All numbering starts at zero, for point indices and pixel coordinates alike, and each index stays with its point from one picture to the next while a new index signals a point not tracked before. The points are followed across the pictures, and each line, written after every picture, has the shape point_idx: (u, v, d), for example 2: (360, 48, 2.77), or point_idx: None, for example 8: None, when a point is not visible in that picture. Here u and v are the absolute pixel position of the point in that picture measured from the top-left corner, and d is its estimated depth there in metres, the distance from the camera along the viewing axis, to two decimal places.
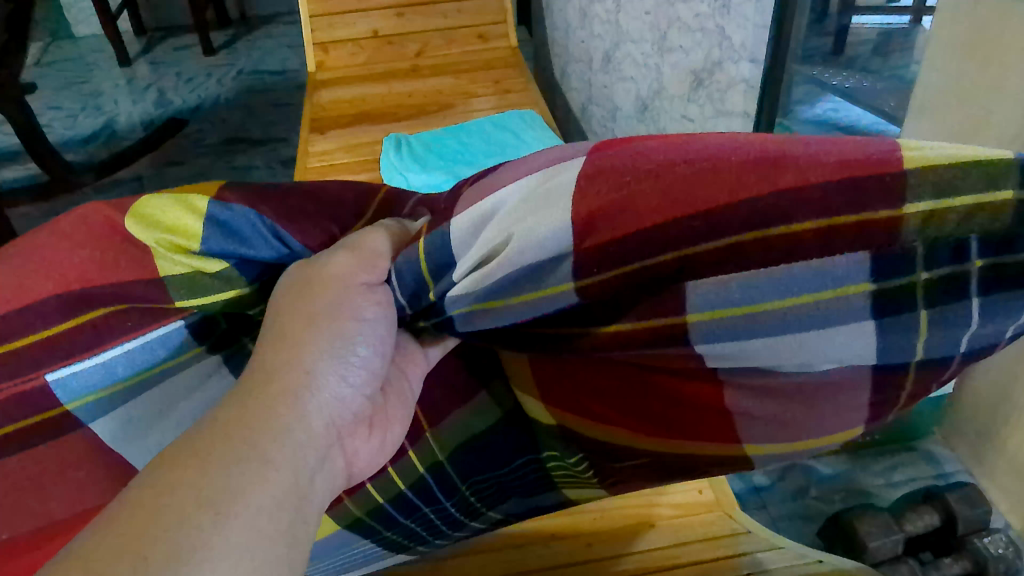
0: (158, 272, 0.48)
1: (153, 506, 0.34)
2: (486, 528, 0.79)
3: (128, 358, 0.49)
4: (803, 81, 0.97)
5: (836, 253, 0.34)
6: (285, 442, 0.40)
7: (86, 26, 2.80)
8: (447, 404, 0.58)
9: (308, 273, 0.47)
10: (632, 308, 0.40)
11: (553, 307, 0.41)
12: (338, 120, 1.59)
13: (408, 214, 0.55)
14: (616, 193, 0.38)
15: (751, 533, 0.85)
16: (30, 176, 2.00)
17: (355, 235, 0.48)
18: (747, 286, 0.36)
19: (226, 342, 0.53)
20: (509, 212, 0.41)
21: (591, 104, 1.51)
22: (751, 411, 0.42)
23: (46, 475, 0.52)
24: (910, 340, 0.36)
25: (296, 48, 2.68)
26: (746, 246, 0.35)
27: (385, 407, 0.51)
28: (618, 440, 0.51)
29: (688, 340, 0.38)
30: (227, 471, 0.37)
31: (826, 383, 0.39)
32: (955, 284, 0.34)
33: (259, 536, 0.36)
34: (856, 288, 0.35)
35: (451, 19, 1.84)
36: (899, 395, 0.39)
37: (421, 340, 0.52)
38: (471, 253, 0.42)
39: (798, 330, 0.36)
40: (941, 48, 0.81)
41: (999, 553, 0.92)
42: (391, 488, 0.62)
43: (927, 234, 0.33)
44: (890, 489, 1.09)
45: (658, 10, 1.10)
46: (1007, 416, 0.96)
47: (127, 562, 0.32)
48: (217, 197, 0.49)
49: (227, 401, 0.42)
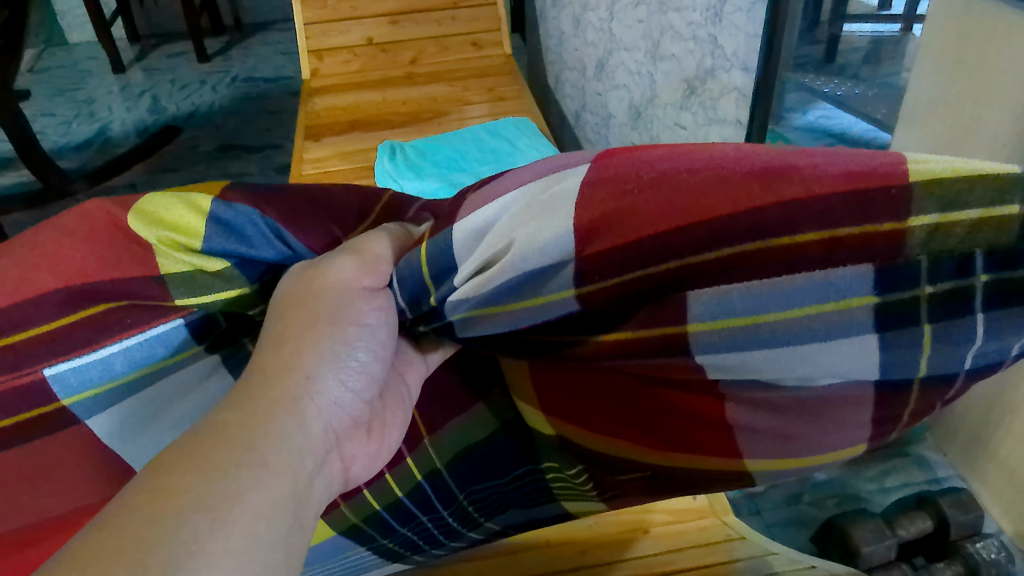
0: (159, 270, 0.49)
1: (155, 504, 0.35)
2: (483, 539, 0.79)
3: (127, 355, 0.49)
4: (794, 89, 0.88)
5: (839, 265, 0.34)
6: (284, 447, 0.40)
7: (79, 33, 2.80)
8: (443, 412, 0.58)
9: (309, 275, 0.48)
10: (636, 311, 0.40)
11: (554, 315, 0.41)
12: (333, 128, 1.59)
13: (412, 218, 0.56)
14: (618, 201, 0.38)
15: (746, 539, 0.86)
16: (23, 183, 2.00)
17: (358, 239, 0.50)
18: (748, 295, 0.36)
19: (225, 341, 0.53)
20: (509, 220, 0.41)
21: (585, 112, 1.51)
22: (753, 426, 0.42)
23: (39, 473, 0.52)
24: (915, 356, 0.36)
25: (291, 55, 2.68)
26: (747, 256, 0.35)
27: (383, 412, 0.51)
28: (618, 452, 0.51)
29: (689, 351, 0.38)
30: (226, 475, 0.37)
31: (828, 398, 0.39)
32: (957, 299, 0.34)
33: (256, 542, 0.36)
34: (860, 300, 0.35)
35: (445, 27, 1.84)
36: (903, 411, 0.39)
37: (421, 346, 0.54)
38: (473, 258, 0.42)
39: (799, 342, 0.36)
40: (926, 60, 0.85)
41: (992, 558, 0.92)
42: (387, 493, 0.62)
43: (931, 247, 0.33)
44: (882, 494, 1.10)
45: (652, 19, 1.10)
46: (999, 422, 0.97)
47: (133, 560, 0.32)
48: (221, 197, 0.50)
49: (225, 403, 0.42)
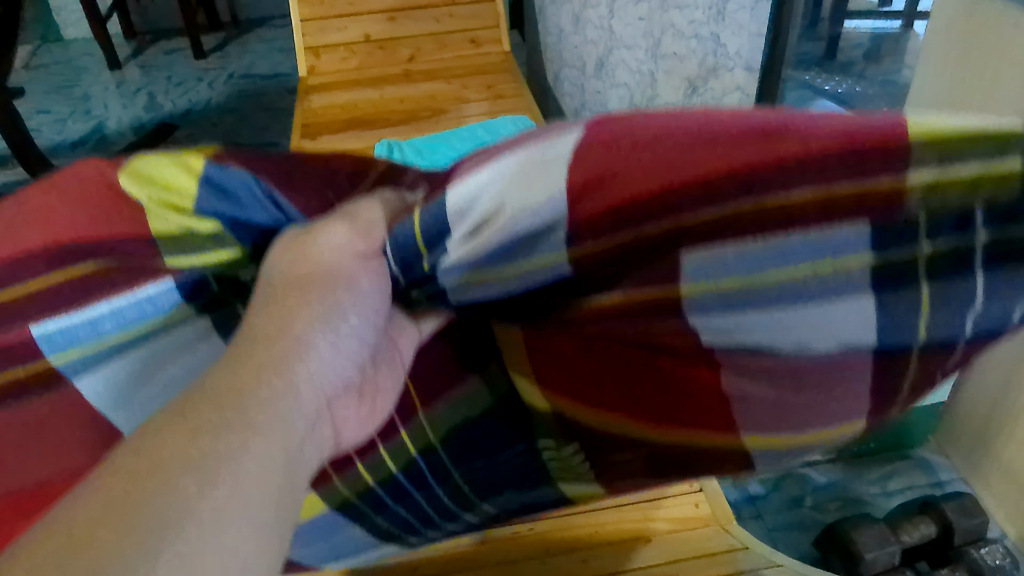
0: (151, 230, 0.48)
1: (138, 488, 0.29)
2: (479, 525, 0.68)
3: (114, 313, 0.47)
4: (797, 86, 0.96)
5: (834, 223, 0.35)
6: (277, 404, 0.35)
7: (75, 30, 2.78)
8: (435, 386, 0.52)
9: (298, 248, 0.43)
10: (639, 267, 0.39)
11: (547, 277, 0.42)
12: (330, 126, 1.57)
13: (407, 186, 0.51)
14: (616, 160, 0.39)
15: (749, 549, 0.85)
16: (18, 180, 1.98)
17: (348, 207, 0.47)
18: (740, 254, 0.37)
19: (216, 304, 0.49)
20: (502, 182, 0.40)
21: (585, 111, 1.49)
22: (750, 395, 0.39)
23: (13, 478, 0.50)
24: (913, 318, 0.36)
25: (288, 51, 2.66)
26: (744, 216, 0.36)
27: (376, 377, 0.46)
28: (615, 427, 0.46)
29: (684, 312, 0.39)
30: (213, 435, 0.32)
31: (829, 364, 0.37)
32: (957, 259, 0.35)
33: (248, 508, 0.31)
34: (855, 260, 0.35)
35: (443, 23, 1.82)
36: (901, 384, 0.38)
37: (414, 313, 0.49)
38: (466, 221, 0.41)
39: (795, 304, 0.36)
40: (936, 58, 0.82)
41: (997, 564, 0.91)
42: (379, 470, 0.54)
43: (929, 204, 0.34)
44: (885, 498, 1.09)
45: (653, 16, 1.04)
46: (1002, 423, 0.97)
47: (115, 559, 0.27)
48: (214, 158, 0.49)
49: (208, 374, 0.37)
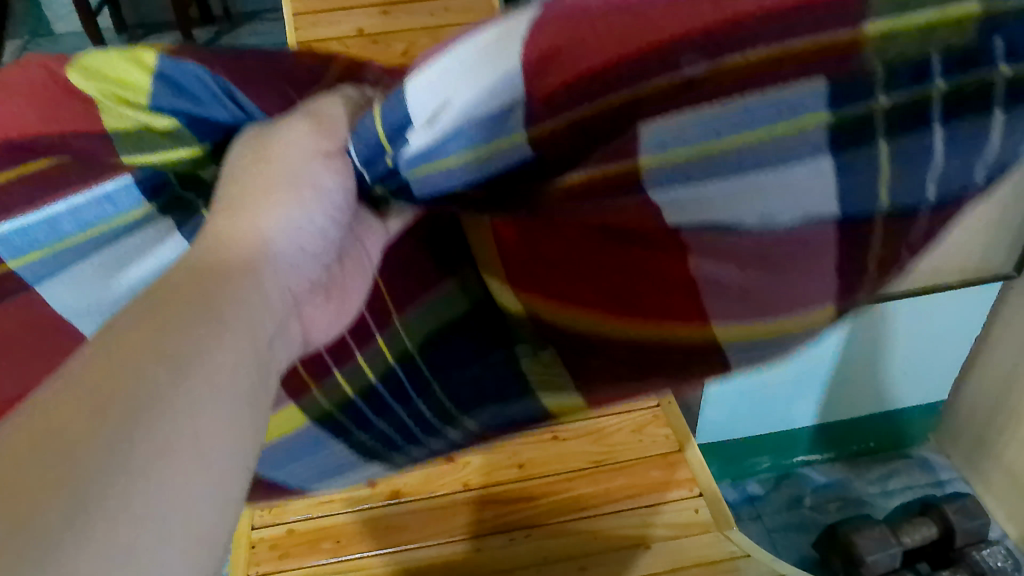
0: (105, 126, 0.43)
1: (87, 394, 0.21)
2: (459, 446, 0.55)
3: (74, 209, 0.41)
4: None
5: (796, 78, 0.27)
6: (243, 302, 0.28)
7: (64, 24, 2.73)
8: (405, 290, 0.43)
9: (253, 148, 0.37)
10: (592, 152, 0.31)
11: (511, 158, 0.32)
12: None
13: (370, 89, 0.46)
14: (557, 32, 0.30)
15: (750, 556, 0.84)
16: None
17: (309, 105, 0.40)
18: (703, 122, 0.28)
19: (179, 200, 0.42)
20: (463, 62, 0.32)
21: None
22: (721, 281, 0.31)
23: None
24: (877, 184, 0.28)
25: (280, 46, 2.63)
26: (694, 84, 0.28)
27: (344, 280, 0.38)
28: (567, 333, 0.38)
29: (645, 186, 0.30)
30: (173, 329, 0.24)
31: (793, 242, 0.30)
32: (945, 105, 0.27)
33: (228, 417, 0.24)
34: (811, 120, 0.27)
35: (438, 17, 1.70)
36: (872, 261, 0.31)
37: (380, 212, 0.39)
38: (425, 108, 0.32)
39: (757, 173, 0.28)
40: None
41: (999, 566, 0.90)
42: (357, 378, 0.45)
43: (888, 54, 0.26)
44: (885, 497, 1.09)
45: None
46: (1009, 423, 0.97)
47: (66, 465, 0.19)
48: (167, 52, 0.42)
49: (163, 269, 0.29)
